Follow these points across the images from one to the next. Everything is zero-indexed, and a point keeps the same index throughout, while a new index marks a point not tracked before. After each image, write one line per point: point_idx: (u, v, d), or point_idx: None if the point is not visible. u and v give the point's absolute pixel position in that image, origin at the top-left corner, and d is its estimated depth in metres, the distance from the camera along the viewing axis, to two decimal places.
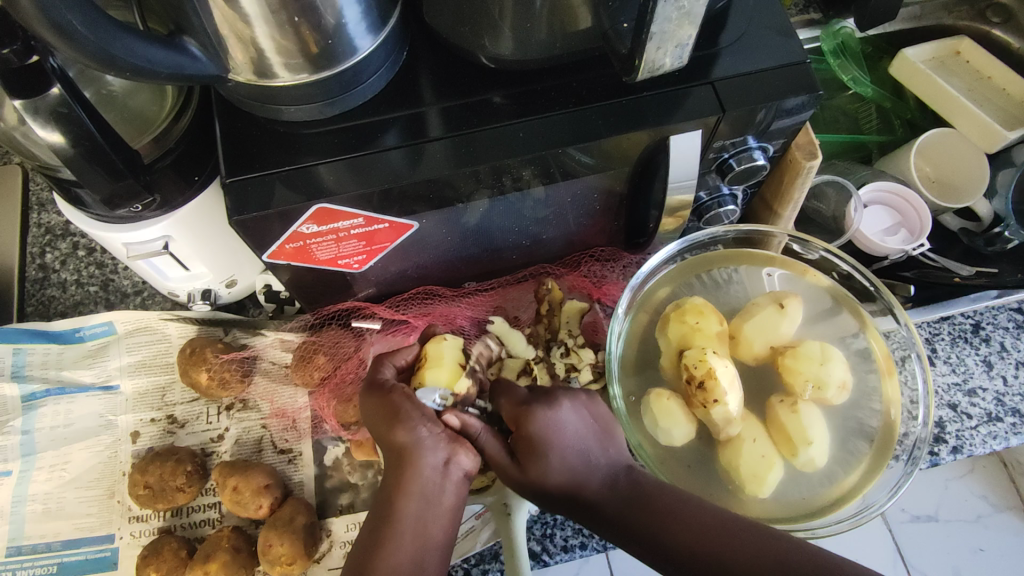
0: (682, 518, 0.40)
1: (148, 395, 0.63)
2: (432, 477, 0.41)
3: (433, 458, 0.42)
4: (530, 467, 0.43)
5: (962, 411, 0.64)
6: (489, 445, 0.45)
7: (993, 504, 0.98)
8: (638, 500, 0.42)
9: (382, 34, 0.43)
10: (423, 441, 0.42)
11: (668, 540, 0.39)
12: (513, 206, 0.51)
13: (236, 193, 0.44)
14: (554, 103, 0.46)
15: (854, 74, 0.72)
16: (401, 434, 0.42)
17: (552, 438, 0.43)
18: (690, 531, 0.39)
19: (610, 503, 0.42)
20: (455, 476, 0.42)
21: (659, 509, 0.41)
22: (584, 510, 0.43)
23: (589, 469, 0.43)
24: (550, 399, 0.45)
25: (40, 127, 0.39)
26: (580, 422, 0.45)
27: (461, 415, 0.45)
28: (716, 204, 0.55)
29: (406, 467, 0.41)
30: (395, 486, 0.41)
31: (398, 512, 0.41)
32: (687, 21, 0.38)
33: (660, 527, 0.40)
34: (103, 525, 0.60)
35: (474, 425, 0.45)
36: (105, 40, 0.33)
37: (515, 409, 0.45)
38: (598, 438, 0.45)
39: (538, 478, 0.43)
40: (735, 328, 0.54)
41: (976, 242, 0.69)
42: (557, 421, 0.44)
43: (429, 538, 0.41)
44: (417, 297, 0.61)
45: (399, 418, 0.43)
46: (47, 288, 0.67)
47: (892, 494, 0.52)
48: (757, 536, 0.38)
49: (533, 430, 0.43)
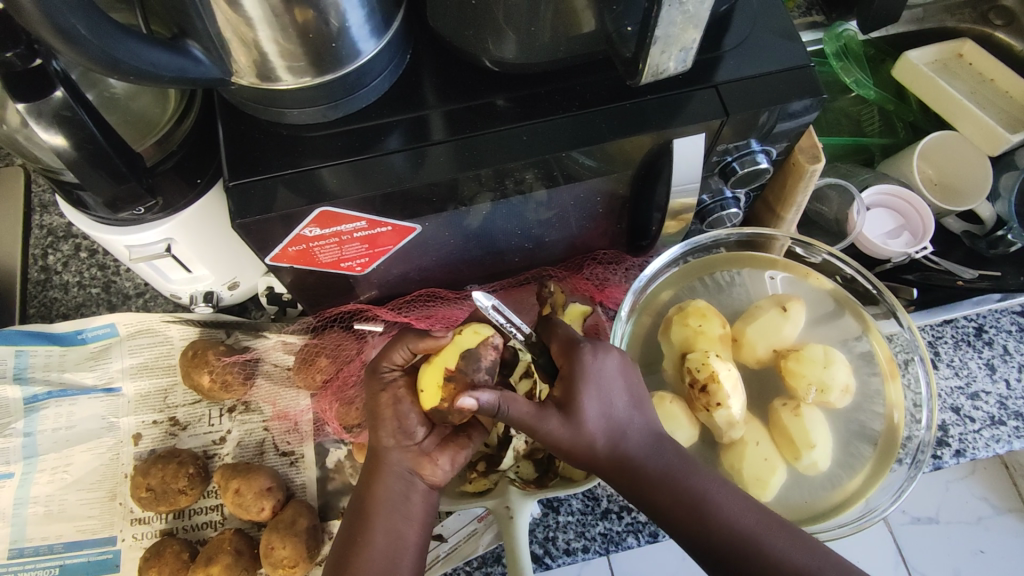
0: (719, 504, 0.42)
1: (149, 397, 0.63)
2: (399, 485, 0.44)
3: (400, 468, 0.44)
4: (577, 418, 0.41)
5: (966, 414, 0.63)
6: (515, 410, 0.41)
7: (994, 506, 0.98)
8: (678, 475, 0.42)
9: (386, 37, 0.43)
10: (391, 451, 0.44)
11: (705, 525, 0.41)
12: (516, 209, 0.51)
13: (239, 198, 0.43)
14: (557, 106, 0.46)
15: (857, 77, 0.71)
16: (378, 438, 0.45)
17: (601, 386, 0.42)
18: (725, 521, 0.41)
19: (650, 469, 0.42)
20: (421, 487, 0.45)
21: (694, 488, 0.42)
22: (623, 471, 0.43)
23: (632, 428, 0.43)
24: (603, 346, 0.44)
25: (43, 130, 0.38)
26: (625, 375, 0.44)
27: (476, 395, 0.40)
28: (718, 207, 0.54)
29: (378, 470, 0.45)
30: (372, 485, 0.45)
31: (371, 511, 0.44)
32: (691, 25, 0.38)
33: (696, 511, 0.41)
34: (105, 528, 0.60)
35: (488, 402, 0.41)
36: (110, 43, 0.33)
37: (567, 349, 0.44)
38: (639, 395, 0.44)
39: (582, 433, 0.41)
40: (737, 331, 0.54)
41: (978, 245, 0.68)
42: (607, 372, 0.43)
43: (403, 538, 0.44)
44: (418, 299, 0.61)
45: (377, 422, 0.45)
46: (48, 290, 0.67)
47: (895, 498, 0.52)
48: (787, 535, 0.41)
49: (584, 373, 0.42)
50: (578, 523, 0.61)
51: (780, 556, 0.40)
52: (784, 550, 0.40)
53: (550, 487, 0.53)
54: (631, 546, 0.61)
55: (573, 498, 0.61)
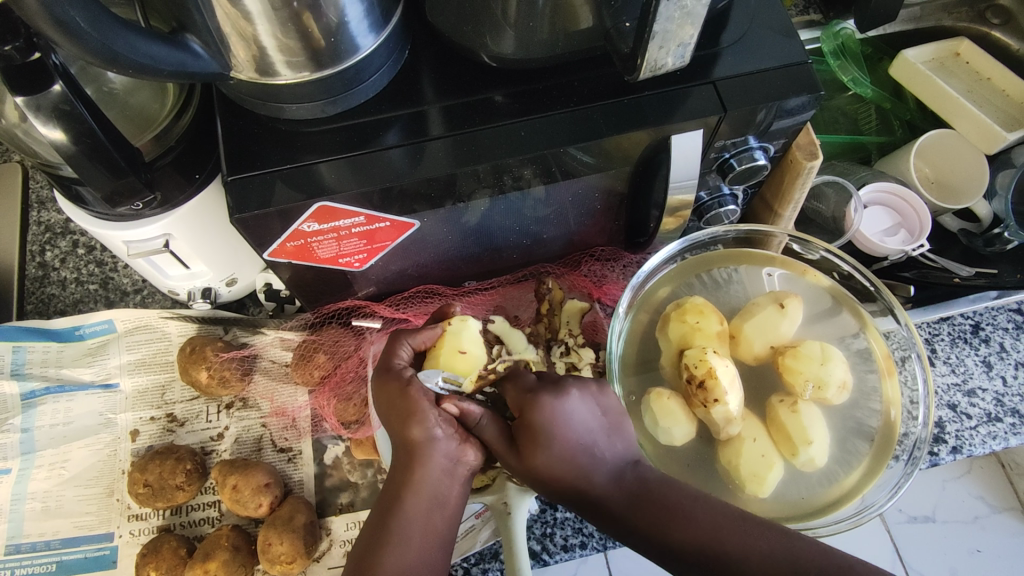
0: (690, 518, 0.40)
1: (148, 393, 0.63)
2: (442, 479, 0.42)
3: (443, 460, 0.42)
4: (535, 463, 0.42)
5: (962, 411, 0.64)
6: (488, 429, 0.45)
7: (991, 505, 0.98)
8: (647, 500, 0.42)
9: (385, 32, 0.43)
10: (435, 444, 0.42)
11: (678, 542, 0.40)
12: (514, 206, 0.52)
13: (237, 192, 0.43)
14: (556, 101, 0.46)
15: (854, 75, 0.71)
16: (414, 432, 0.42)
17: (557, 434, 0.42)
18: (698, 534, 0.40)
19: (619, 501, 0.42)
20: (461, 476, 0.43)
21: (665, 508, 0.41)
22: (593, 508, 0.43)
23: (596, 465, 0.43)
24: (559, 389, 0.44)
25: (42, 124, 0.38)
26: (586, 414, 0.44)
27: (460, 402, 0.44)
28: (717, 204, 0.55)
29: (416, 465, 0.42)
30: (405, 483, 0.41)
31: (405, 510, 0.41)
32: (689, 21, 0.38)
33: (668, 532, 0.40)
34: (102, 524, 0.60)
35: (473, 412, 0.45)
36: (110, 37, 0.33)
37: (520, 403, 0.44)
38: (606, 430, 0.44)
39: (543, 477, 0.42)
40: (735, 328, 0.54)
41: (976, 243, 0.69)
42: (563, 415, 0.43)
43: (438, 531, 0.41)
44: (417, 295, 0.61)
45: (413, 414, 0.42)
46: (46, 286, 0.67)
47: (892, 494, 0.52)
48: (765, 534, 0.40)
49: (539, 423, 0.42)
50: (576, 519, 0.61)
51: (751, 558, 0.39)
52: (761, 550, 0.39)
53: None
54: (629, 542, 0.61)
55: None
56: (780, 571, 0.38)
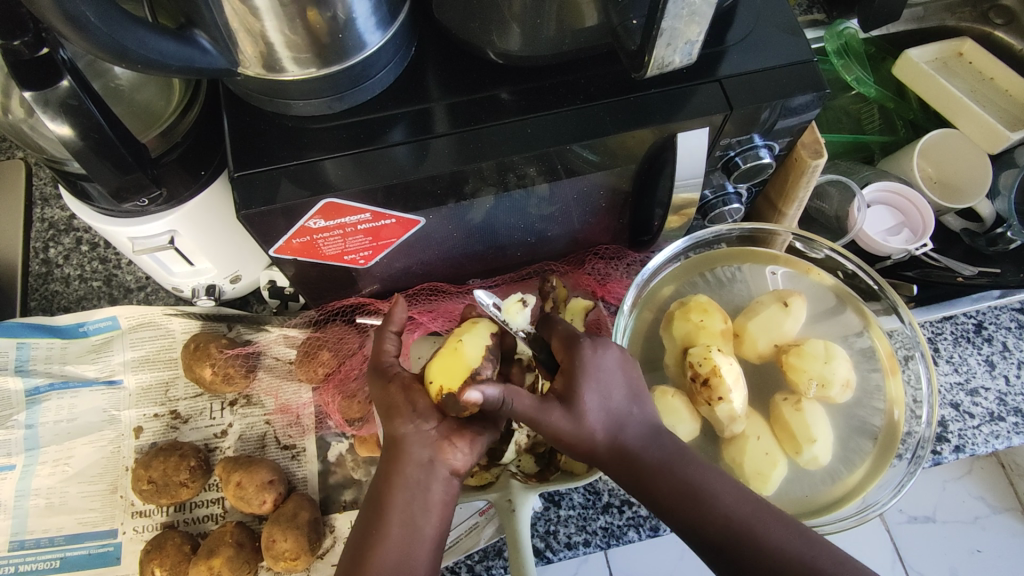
0: (717, 491, 0.41)
1: (151, 390, 0.63)
2: (420, 471, 0.41)
3: (419, 453, 0.41)
4: (578, 411, 0.41)
5: (965, 410, 0.64)
6: (520, 404, 0.42)
7: (991, 505, 0.98)
8: (676, 465, 0.42)
9: (391, 30, 0.43)
10: (411, 436, 0.42)
11: (703, 514, 0.40)
12: (518, 203, 0.51)
13: (243, 189, 0.43)
14: (561, 99, 0.46)
15: (857, 74, 0.71)
16: (396, 426, 0.42)
17: (598, 380, 0.42)
18: (724, 507, 0.40)
19: (650, 460, 0.42)
20: (441, 473, 0.41)
21: (692, 477, 0.42)
22: (622, 464, 0.42)
23: (629, 419, 0.43)
24: (600, 339, 0.44)
25: (49, 120, 0.38)
26: (625, 369, 0.44)
27: (481, 388, 0.39)
28: (721, 203, 0.55)
29: (395, 458, 0.41)
30: (387, 478, 0.41)
31: (388, 505, 0.41)
32: (696, 20, 0.38)
33: (695, 500, 0.41)
34: (106, 520, 0.60)
35: (494, 396, 0.40)
36: (118, 32, 0.33)
37: (564, 345, 0.44)
38: (638, 391, 0.44)
39: (582, 424, 0.42)
40: (739, 326, 0.54)
41: (978, 242, 0.69)
42: (605, 364, 0.43)
43: (420, 530, 0.40)
44: (422, 293, 0.61)
45: (395, 409, 0.43)
46: (50, 282, 0.67)
47: (895, 493, 0.52)
48: (789, 525, 0.40)
49: (581, 367, 0.42)
50: (579, 517, 0.61)
51: (776, 541, 0.39)
52: (784, 538, 0.39)
53: (551, 481, 0.53)
54: (632, 540, 0.61)
55: (574, 492, 0.61)
56: (797, 561, 0.39)
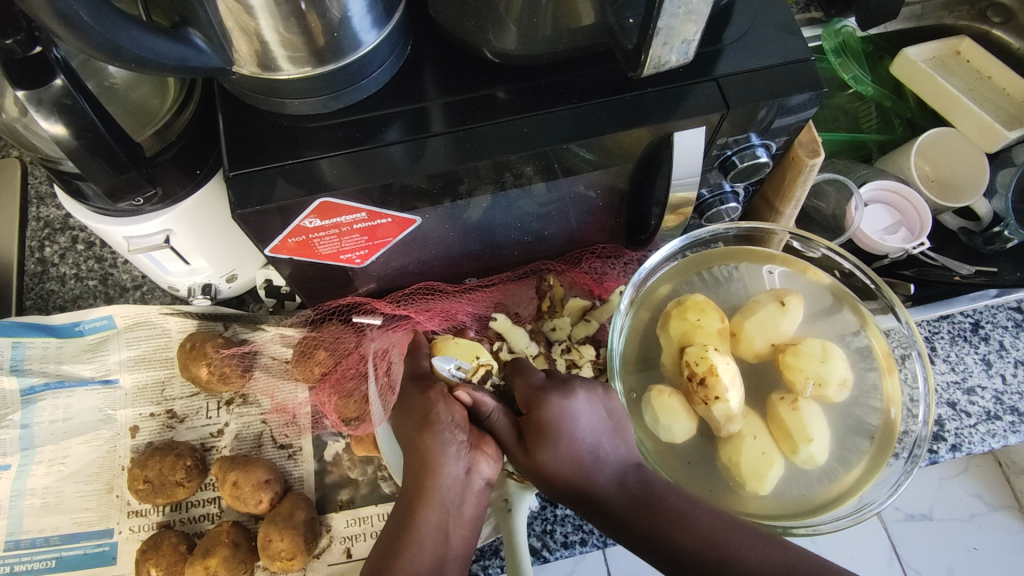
0: (691, 517, 0.42)
1: (147, 389, 0.63)
2: (453, 488, 0.43)
3: (456, 469, 0.44)
4: (536, 459, 0.45)
5: (962, 410, 0.64)
6: (498, 423, 0.47)
7: (987, 503, 0.98)
8: (646, 502, 0.43)
9: (387, 29, 0.43)
10: (447, 452, 0.44)
11: (674, 542, 0.41)
12: (513, 203, 0.51)
13: (238, 188, 0.43)
14: (558, 97, 0.46)
15: (855, 73, 0.71)
16: (427, 441, 0.44)
17: (562, 427, 0.45)
18: (697, 533, 0.41)
19: (618, 501, 0.43)
20: (474, 486, 0.44)
21: (664, 511, 0.42)
22: (592, 506, 0.44)
23: (598, 464, 0.44)
24: (566, 389, 0.47)
25: (43, 119, 0.38)
26: (593, 413, 0.46)
27: (474, 391, 0.46)
28: (717, 202, 0.55)
29: (430, 477, 0.43)
30: (419, 497, 0.43)
31: (419, 522, 0.43)
32: (692, 19, 0.38)
33: (666, 530, 0.41)
34: (102, 520, 0.60)
35: (487, 403, 0.46)
36: (112, 31, 0.33)
37: (529, 396, 0.47)
38: (611, 430, 0.46)
39: (544, 470, 0.44)
40: (736, 326, 0.54)
41: (976, 241, 0.69)
42: (571, 412, 0.45)
43: (450, 546, 0.43)
44: (418, 292, 0.61)
45: (428, 423, 0.45)
46: (46, 282, 0.67)
47: (891, 493, 0.52)
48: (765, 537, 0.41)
49: (543, 418, 0.45)
50: (575, 516, 0.61)
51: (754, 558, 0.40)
52: (760, 555, 0.40)
53: None
54: None
55: None
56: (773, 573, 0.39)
